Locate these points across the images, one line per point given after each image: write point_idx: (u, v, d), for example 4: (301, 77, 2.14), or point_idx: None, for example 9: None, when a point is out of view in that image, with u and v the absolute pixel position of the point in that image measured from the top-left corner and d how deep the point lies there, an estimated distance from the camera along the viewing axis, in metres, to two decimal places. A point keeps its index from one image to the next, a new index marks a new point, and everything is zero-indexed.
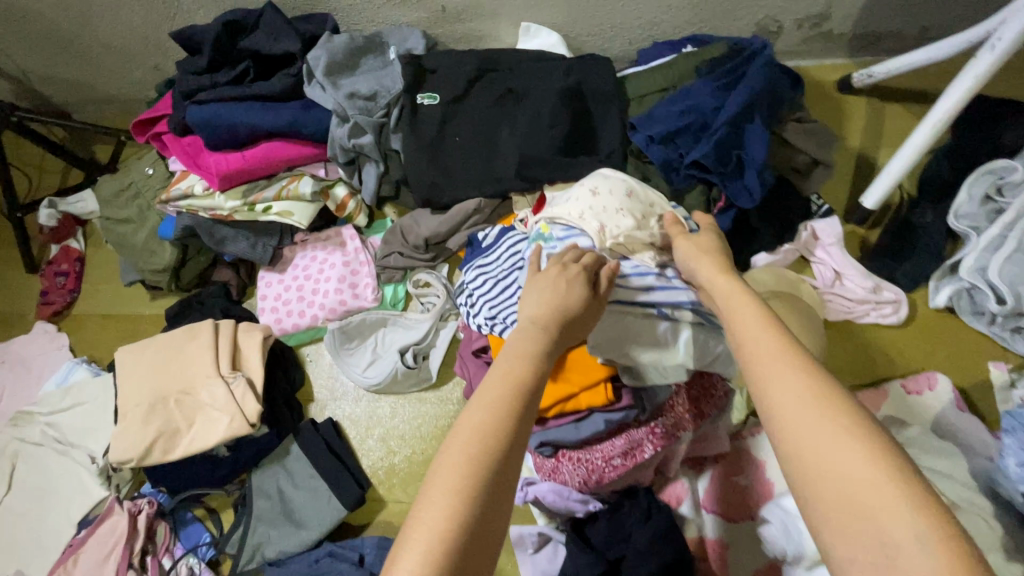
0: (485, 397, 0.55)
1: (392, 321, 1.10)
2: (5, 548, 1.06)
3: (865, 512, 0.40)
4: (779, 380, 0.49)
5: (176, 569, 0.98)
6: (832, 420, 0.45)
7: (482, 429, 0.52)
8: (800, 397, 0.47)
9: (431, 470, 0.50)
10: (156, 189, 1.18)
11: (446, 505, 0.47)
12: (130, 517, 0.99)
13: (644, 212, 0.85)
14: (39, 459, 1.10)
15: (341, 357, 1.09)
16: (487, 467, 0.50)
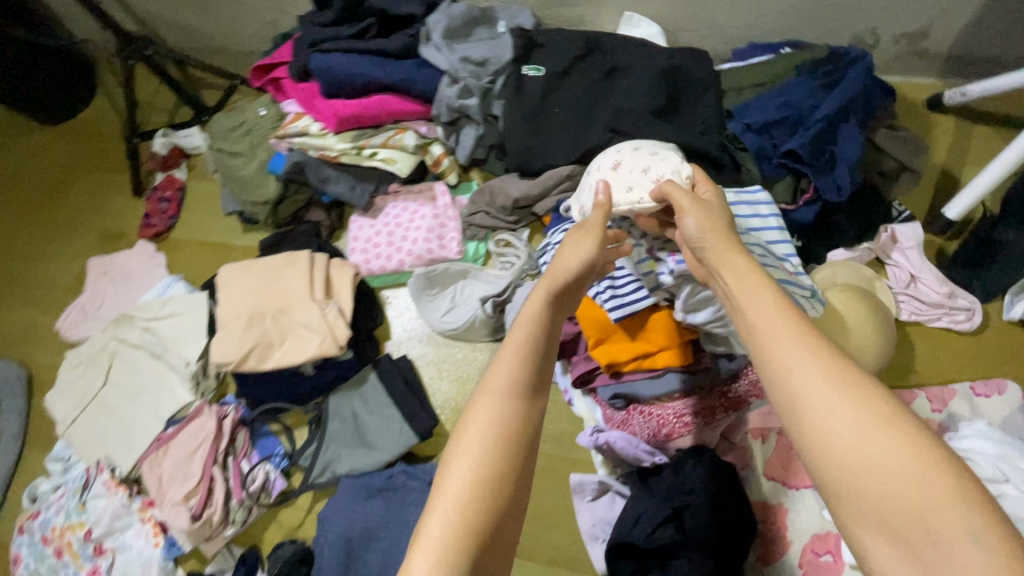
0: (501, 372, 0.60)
1: (472, 275, 1.15)
2: (97, 436, 1.14)
3: (903, 504, 0.43)
4: (800, 375, 0.51)
5: (253, 473, 1.05)
6: (862, 412, 0.47)
7: (496, 404, 0.58)
8: (823, 392, 0.49)
9: (452, 452, 0.56)
10: (268, 128, 1.27)
11: (465, 475, 0.54)
12: (217, 420, 1.07)
13: (625, 184, 0.83)
14: (133, 360, 1.19)
15: (422, 304, 1.16)
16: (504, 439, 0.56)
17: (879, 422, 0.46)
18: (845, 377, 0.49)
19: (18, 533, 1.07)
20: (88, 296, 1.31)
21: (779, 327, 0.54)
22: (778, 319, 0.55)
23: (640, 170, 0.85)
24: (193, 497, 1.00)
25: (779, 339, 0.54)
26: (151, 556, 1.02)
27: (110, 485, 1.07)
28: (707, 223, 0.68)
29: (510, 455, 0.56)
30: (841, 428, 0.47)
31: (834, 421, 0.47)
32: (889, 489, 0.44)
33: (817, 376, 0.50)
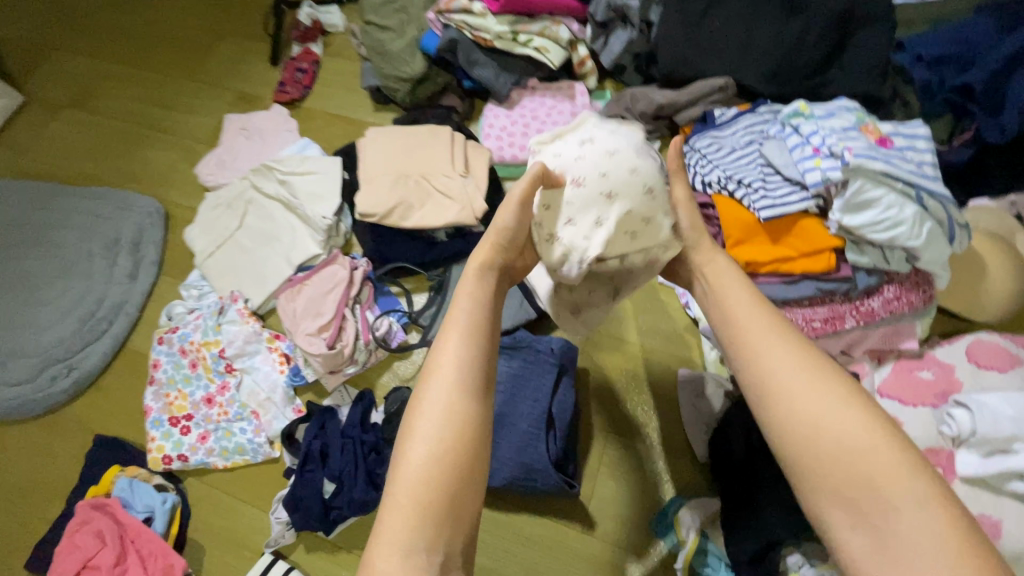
0: (443, 359, 0.62)
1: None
2: (230, 270, 1.22)
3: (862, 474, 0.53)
4: (775, 368, 0.60)
5: (378, 321, 1.11)
6: (829, 396, 0.57)
7: (449, 385, 0.60)
8: (793, 384, 0.59)
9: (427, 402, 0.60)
10: (420, 8, 1.31)
11: (420, 462, 0.57)
12: (350, 269, 1.14)
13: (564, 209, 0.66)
14: (269, 209, 1.26)
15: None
16: (462, 419, 0.59)
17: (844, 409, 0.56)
18: (812, 366, 0.59)
19: (158, 342, 1.16)
20: (226, 147, 1.38)
21: (756, 325, 0.63)
22: (753, 313, 0.65)
23: (597, 215, 0.65)
24: (326, 330, 1.07)
25: (758, 335, 0.63)
26: (276, 381, 1.11)
27: (244, 313, 1.16)
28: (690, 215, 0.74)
29: (465, 432, 0.59)
30: (808, 411, 0.57)
31: (803, 404, 0.57)
32: (844, 465, 0.54)
33: (790, 368, 0.60)
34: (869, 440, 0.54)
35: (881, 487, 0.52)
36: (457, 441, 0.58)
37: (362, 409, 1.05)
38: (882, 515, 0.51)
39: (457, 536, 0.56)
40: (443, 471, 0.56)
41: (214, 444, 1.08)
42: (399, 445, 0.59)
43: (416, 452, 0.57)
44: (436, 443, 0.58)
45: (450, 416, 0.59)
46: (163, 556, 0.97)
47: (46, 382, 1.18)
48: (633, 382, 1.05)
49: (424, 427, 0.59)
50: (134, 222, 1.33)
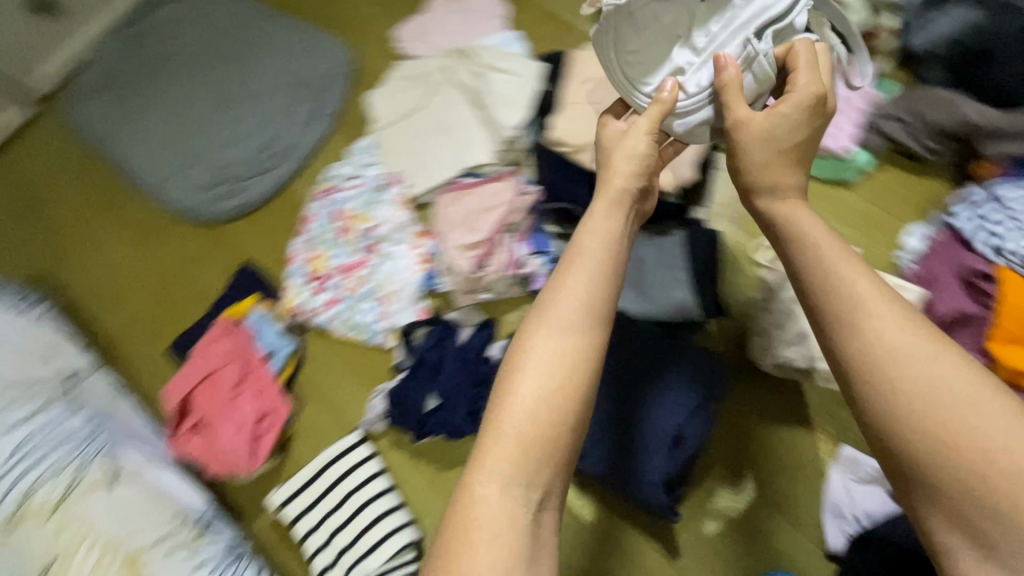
0: (561, 300, 0.60)
1: (710, 7, 0.66)
2: (400, 150, 1.17)
3: (959, 435, 0.49)
4: (858, 326, 0.56)
5: (526, 260, 1.03)
6: (934, 358, 0.52)
7: (564, 333, 0.58)
8: (894, 348, 0.54)
9: (533, 331, 0.58)
10: None
11: (529, 397, 0.55)
12: (516, 195, 1.03)
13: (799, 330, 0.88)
14: (453, 98, 1.16)
15: (622, 88, 0.70)
16: (587, 350, 0.58)
17: (956, 370, 0.52)
18: (933, 342, 0.53)
19: (318, 198, 1.18)
20: (430, 15, 1.28)
21: (854, 290, 0.57)
22: (851, 283, 0.58)
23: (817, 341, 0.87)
24: (474, 250, 1.01)
25: (852, 291, 0.57)
26: (411, 277, 1.09)
27: (401, 200, 1.13)
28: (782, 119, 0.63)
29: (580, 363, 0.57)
30: (909, 373, 0.53)
31: (904, 364, 0.53)
32: (940, 425, 0.50)
33: (894, 323, 0.55)
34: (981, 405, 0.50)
35: (985, 458, 0.48)
36: (570, 372, 0.56)
37: (484, 337, 1.02)
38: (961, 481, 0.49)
39: (554, 482, 0.55)
40: (555, 412, 0.54)
41: (340, 312, 1.11)
42: (511, 372, 0.57)
43: (521, 381, 0.56)
44: (551, 379, 0.56)
45: (565, 349, 0.57)
46: (272, 396, 1.06)
47: (218, 197, 1.27)
48: (785, 413, 0.90)
49: (544, 361, 0.56)
50: (324, 68, 1.30)
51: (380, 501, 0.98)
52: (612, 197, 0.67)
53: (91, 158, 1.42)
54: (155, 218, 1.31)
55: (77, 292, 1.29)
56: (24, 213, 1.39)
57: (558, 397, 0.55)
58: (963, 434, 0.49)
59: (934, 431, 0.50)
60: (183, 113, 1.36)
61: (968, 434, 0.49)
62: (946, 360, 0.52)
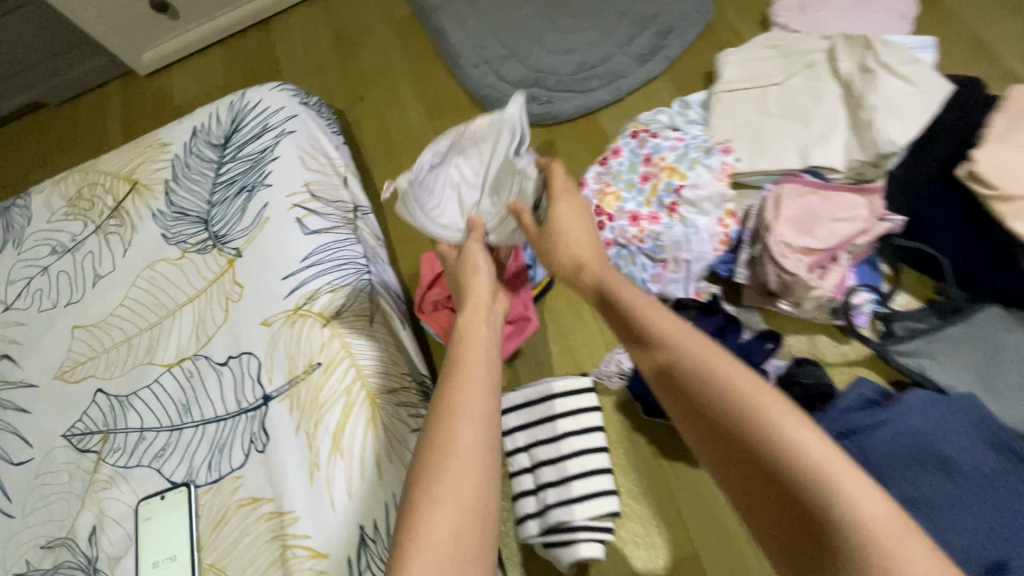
0: (448, 427, 0.58)
1: (466, 156, 0.93)
2: (739, 121, 1.07)
3: (796, 484, 0.43)
4: (724, 415, 0.49)
5: (854, 290, 0.90)
6: (736, 401, 0.48)
7: (462, 463, 0.55)
8: (703, 393, 0.51)
9: (421, 450, 0.57)
10: None
11: (438, 531, 0.51)
12: (874, 217, 0.90)
13: None
14: (826, 88, 1.03)
15: (414, 217, 0.88)
16: (482, 435, 0.58)
17: (767, 407, 0.47)
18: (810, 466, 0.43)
19: (631, 134, 1.11)
20: None
21: (734, 414, 0.48)
22: (729, 408, 0.48)
23: None
24: (806, 256, 0.89)
25: (668, 338, 0.57)
26: (703, 254, 1.00)
27: (724, 171, 1.02)
28: (574, 221, 0.80)
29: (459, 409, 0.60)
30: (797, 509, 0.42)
31: (754, 449, 0.46)
32: (768, 464, 0.44)
33: (807, 448, 0.43)
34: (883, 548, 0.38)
35: (824, 501, 0.41)
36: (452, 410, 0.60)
37: (764, 347, 0.93)
38: (820, 531, 0.41)
39: None
40: (459, 522, 0.52)
41: (611, 257, 1.05)
42: (444, 451, 0.56)
43: (424, 511, 0.52)
44: (450, 513, 0.52)
45: (461, 466, 0.55)
46: (526, 307, 1.04)
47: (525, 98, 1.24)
48: None
49: (452, 474, 0.54)
50: (678, 11, 1.22)
51: (599, 456, 0.92)
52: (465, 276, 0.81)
53: (412, 24, 1.46)
54: (451, 97, 1.33)
55: (361, 138, 1.36)
56: (336, 50, 1.48)
57: (458, 521, 0.52)
58: (788, 471, 0.43)
59: (774, 472, 0.44)
60: (511, 8, 1.35)
61: (802, 473, 0.43)
62: (748, 391, 0.48)
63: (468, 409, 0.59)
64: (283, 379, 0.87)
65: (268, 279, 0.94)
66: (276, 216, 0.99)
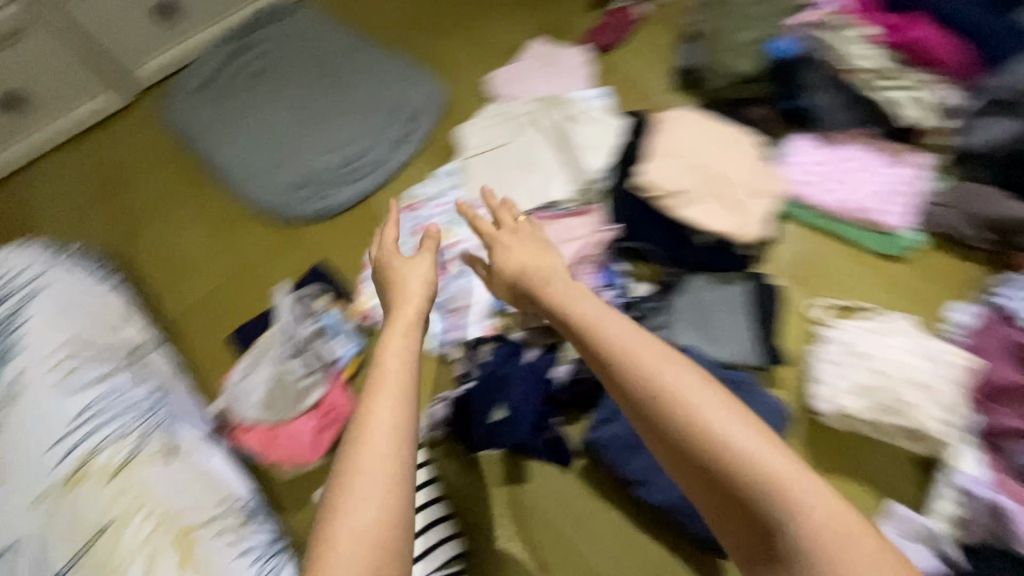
0: (372, 445, 0.56)
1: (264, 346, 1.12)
2: (484, 179, 1.26)
3: (770, 490, 0.50)
4: (687, 422, 0.55)
5: (598, 290, 1.10)
6: (690, 410, 0.55)
7: (384, 474, 0.54)
8: (668, 401, 0.57)
9: (343, 474, 0.54)
10: (781, 11, 1.20)
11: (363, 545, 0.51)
12: (594, 230, 1.13)
13: (874, 399, 0.90)
14: (542, 140, 1.27)
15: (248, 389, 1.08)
16: (402, 453, 0.57)
17: (713, 412, 0.55)
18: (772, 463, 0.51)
19: (400, 211, 1.27)
20: (523, 67, 1.41)
21: (690, 419, 0.55)
22: (674, 409, 0.56)
23: (891, 406, 0.89)
24: None
25: (636, 343, 0.62)
26: (482, 294, 1.14)
27: (482, 223, 1.21)
28: (522, 255, 0.84)
29: (411, 449, 0.58)
30: (755, 493, 0.50)
31: (707, 446, 0.53)
32: (710, 460, 0.53)
33: (754, 441, 0.52)
34: (824, 513, 0.48)
35: (788, 502, 0.49)
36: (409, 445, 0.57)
37: (548, 359, 1.05)
38: (771, 526, 0.49)
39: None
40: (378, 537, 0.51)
41: None
42: (357, 479, 0.54)
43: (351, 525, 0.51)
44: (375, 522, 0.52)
45: (383, 486, 0.54)
46: (341, 392, 1.09)
47: (300, 198, 1.32)
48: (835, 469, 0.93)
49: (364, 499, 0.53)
50: (418, 100, 1.42)
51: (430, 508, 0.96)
52: (422, 294, 0.77)
53: (178, 152, 1.47)
54: (233, 211, 1.36)
55: (145, 271, 1.32)
56: (101, 192, 1.44)
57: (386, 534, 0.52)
58: (740, 474, 0.51)
59: (729, 475, 0.52)
60: (272, 122, 1.45)
61: (763, 478, 0.50)
62: (712, 408, 0.55)
63: (382, 432, 0.57)
64: (66, 557, 0.78)
65: (28, 451, 0.85)
66: (36, 379, 0.91)
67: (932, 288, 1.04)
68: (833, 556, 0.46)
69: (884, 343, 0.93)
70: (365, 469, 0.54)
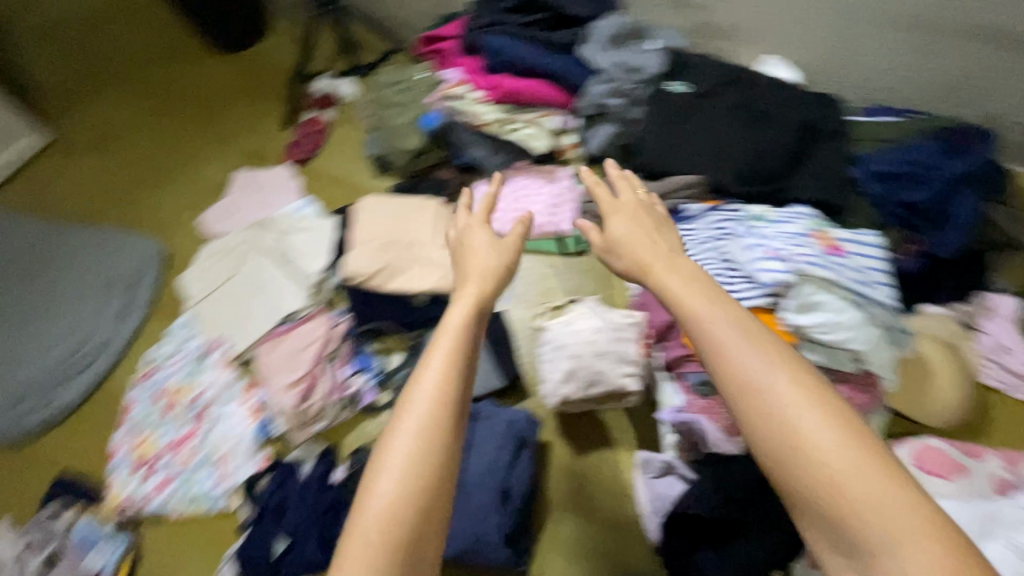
0: (398, 441, 0.60)
1: None
2: (217, 317, 1.26)
3: (793, 440, 0.52)
4: (739, 380, 0.56)
5: (350, 380, 1.16)
6: (759, 381, 0.55)
7: (418, 467, 0.59)
8: (734, 387, 0.56)
9: (381, 468, 0.59)
10: (424, 89, 1.41)
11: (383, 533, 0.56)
12: (328, 327, 1.20)
13: (580, 377, 1.02)
14: (263, 261, 1.31)
15: None
16: (430, 451, 0.60)
17: (787, 389, 0.54)
18: (839, 424, 0.52)
19: (137, 383, 1.21)
20: (232, 200, 1.46)
21: (777, 387, 0.54)
22: (775, 394, 0.54)
23: (596, 377, 1.02)
24: (299, 386, 1.13)
25: (725, 344, 0.58)
26: (244, 431, 1.12)
27: (223, 362, 1.20)
28: (635, 230, 0.73)
29: (445, 437, 0.61)
30: (805, 447, 0.52)
31: (777, 427, 0.53)
32: (769, 424, 0.53)
33: (826, 426, 0.52)
34: (904, 508, 0.49)
35: (811, 455, 0.51)
36: (448, 419, 0.61)
37: (325, 466, 1.06)
38: (824, 489, 0.51)
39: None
40: (396, 522, 0.57)
41: (176, 490, 1.09)
42: (380, 473, 0.58)
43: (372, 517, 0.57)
44: (397, 507, 0.57)
45: (409, 477, 0.58)
46: None
47: (20, 414, 1.20)
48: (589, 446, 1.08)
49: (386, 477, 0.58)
50: (131, 265, 1.38)
51: None
52: (482, 275, 0.74)
53: None
54: None
55: None
56: None
57: (399, 524, 0.57)
58: (795, 436, 0.52)
59: (784, 430, 0.53)
60: None
61: (789, 437, 0.52)
62: (779, 394, 0.54)
63: (412, 423, 0.60)
64: None
65: None
66: None
67: None
68: (869, 513, 0.49)
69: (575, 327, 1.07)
70: (389, 465, 0.58)
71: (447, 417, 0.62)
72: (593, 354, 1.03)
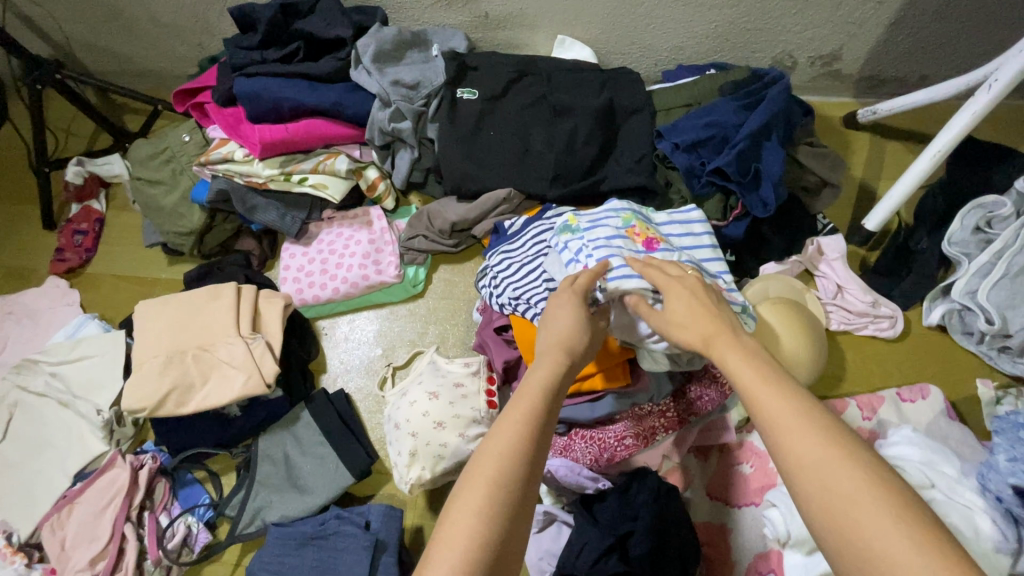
0: (460, 512, 0.50)
1: None
2: None
3: (859, 557, 0.42)
4: (803, 463, 0.47)
5: (172, 527, 0.96)
6: (827, 459, 0.46)
7: (473, 537, 0.48)
8: (805, 478, 0.46)
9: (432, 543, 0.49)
10: (191, 155, 1.21)
11: None
12: (132, 471, 0.98)
13: (422, 450, 0.89)
14: (39, 410, 1.07)
15: None
16: (491, 527, 0.49)
17: (849, 471, 0.45)
18: (914, 524, 0.42)
19: None
20: None
21: (842, 470, 0.45)
22: (855, 484, 0.44)
23: (440, 449, 0.89)
24: (101, 560, 0.92)
25: (786, 427, 0.49)
26: None
27: (4, 553, 0.96)
28: (694, 302, 0.64)
29: (505, 521, 0.50)
30: (880, 550, 0.42)
31: (845, 518, 0.44)
32: (839, 517, 0.44)
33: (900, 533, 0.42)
34: None
35: None
36: (510, 508, 0.50)
37: None
38: None
39: None
40: None
41: None
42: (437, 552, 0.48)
43: None
44: None
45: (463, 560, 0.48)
46: None
47: None
48: None
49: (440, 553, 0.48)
50: None
51: None
52: (565, 348, 0.65)
53: None
54: None
55: None
56: None
57: None
58: (866, 533, 0.43)
59: (855, 524, 0.43)
60: None
61: (855, 531, 0.43)
62: (864, 504, 0.43)
63: (477, 491, 0.50)
64: None
65: None
66: None
67: (453, 300, 1.17)
68: None
69: (409, 397, 0.94)
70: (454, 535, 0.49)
71: (521, 495, 0.52)
72: (432, 424, 0.90)
